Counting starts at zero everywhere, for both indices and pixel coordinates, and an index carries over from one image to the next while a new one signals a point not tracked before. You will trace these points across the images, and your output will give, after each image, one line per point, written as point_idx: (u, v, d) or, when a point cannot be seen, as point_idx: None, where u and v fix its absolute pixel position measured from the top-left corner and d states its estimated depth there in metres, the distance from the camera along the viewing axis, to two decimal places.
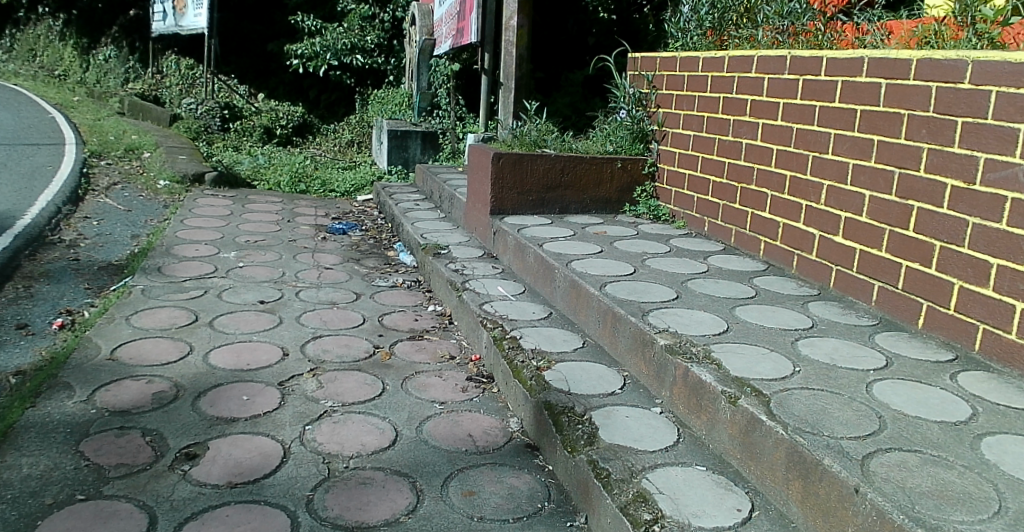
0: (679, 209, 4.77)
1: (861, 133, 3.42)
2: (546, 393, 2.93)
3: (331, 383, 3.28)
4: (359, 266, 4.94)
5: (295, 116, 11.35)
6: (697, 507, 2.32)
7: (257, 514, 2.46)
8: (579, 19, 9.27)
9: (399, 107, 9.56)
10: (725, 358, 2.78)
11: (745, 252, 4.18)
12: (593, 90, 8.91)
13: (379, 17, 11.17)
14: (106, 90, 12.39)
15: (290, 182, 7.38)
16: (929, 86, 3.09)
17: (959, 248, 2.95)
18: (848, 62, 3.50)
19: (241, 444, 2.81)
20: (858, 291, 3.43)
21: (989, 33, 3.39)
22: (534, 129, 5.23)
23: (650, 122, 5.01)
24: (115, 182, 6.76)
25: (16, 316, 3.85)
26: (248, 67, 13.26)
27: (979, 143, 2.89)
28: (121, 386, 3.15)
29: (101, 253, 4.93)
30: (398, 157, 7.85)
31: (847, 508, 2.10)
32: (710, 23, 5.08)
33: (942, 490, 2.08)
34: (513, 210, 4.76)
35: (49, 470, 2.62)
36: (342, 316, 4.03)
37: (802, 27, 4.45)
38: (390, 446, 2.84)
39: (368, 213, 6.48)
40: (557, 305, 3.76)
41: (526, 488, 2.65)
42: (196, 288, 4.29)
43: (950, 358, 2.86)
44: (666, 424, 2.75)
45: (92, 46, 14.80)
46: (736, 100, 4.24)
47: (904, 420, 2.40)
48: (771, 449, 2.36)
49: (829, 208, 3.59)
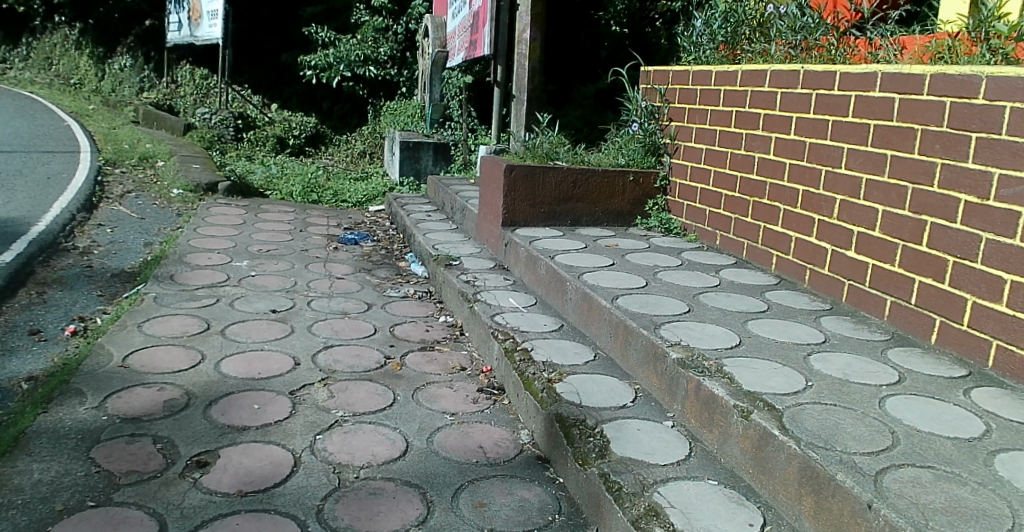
0: (691, 222, 4.77)
1: (874, 149, 3.41)
2: (558, 405, 2.93)
3: (342, 393, 3.29)
4: (370, 276, 4.95)
5: (307, 127, 11.41)
6: (709, 522, 2.31)
7: (268, 522, 2.46)
8: (591, 33, 9.28)
9: (411, 119, 9.64)
10: (738, 372, 2.77)
11: (757, 266, 4.17)
12: (605, 103, 8.86)
13: (392, 29, 11.17)
14: (120, 100, 12.48)
15: (303, 192, 7.39)
16: (943, 101, 3.08)
17: (973, 263, 2.94)
18: (861, 77, 3.50)
19: (252, 453, 2.81)
20: (870, 307, 3.41)
21: (1004, 49, 3.44)
22: (547, 142, 5.25)
23: (662, 136, 5.00)
24: (129, 191, 6.79)
25: (29, 322, 3.88)
26: (262, 78, 13.42)
27: (993, 158, 2.89)
28: (133, 393, 3.16)
29: (114, 261, 4.95)
30: (410, 168, 7.87)
31: (860, 524, 2.09)
32: (722, 37, 5.10)
33: (955, 506, 2.07)
34: (526, 223, 4.77)
35: (60, 476, 2.63)
36: (353, 325, 4.04)
37: (815, 42, 4.47)
38: (400, 456, 2.84)
39: (379, 224, 6.49)
40: (569, 317, 3.75)
41: (537, 501, 2.64)
42: (208, 297, 4.30)
43: (963, 374, 2.85)
44: (678, 438, 2.74)
45: (108, 55, 14.98)
46: (749, 114, 4.24)
47: (917, 435, 2.39)
48: (783, 464, 2.34)
49: (842, 223, 3.58)
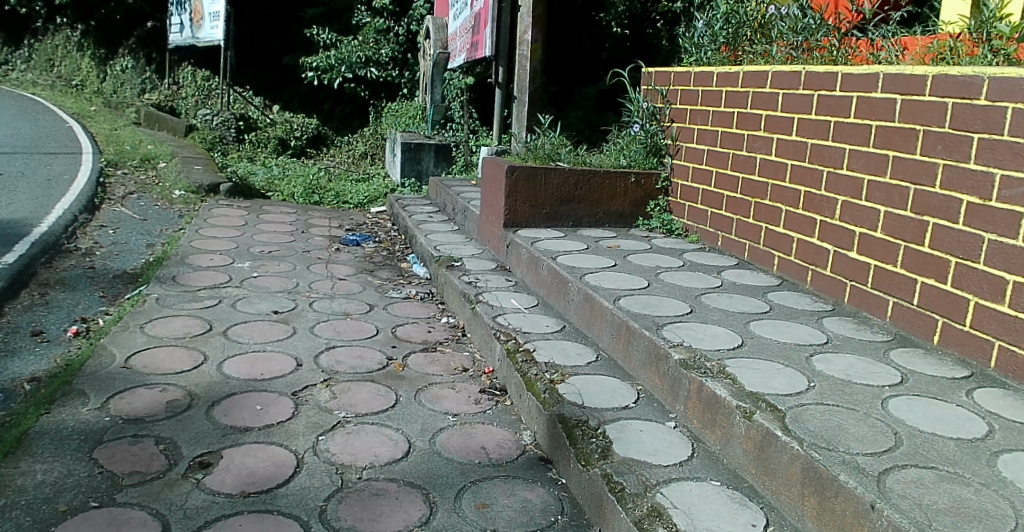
0: (693, 223, 4.77)
1: (876, 149, 3.41)
2: (560, 406, 2.93)
3: (344, 394, 3.29)
4: (372, 277, 4.95)
5: (309, 128, 11.44)
6: (712, 523, 2.31)
7: (271, 523, 2.46)
8: (592, 34, 9.26)
9: (413, 120, 9.65)
10: (740, 373, 2.77)
11: (759, 267, 4.17)
12: (606, 104, 8.92)
13: (394, 30, 11.23)
14: (122, 101, 12.50)
15: (305, 194, 7.36)
16: (945, 102, 3.08)
17: (975, 264, 2.94)
18: (863, 77, 3.50)
19: (254, 453, 2.81)
20: (873, 307, 3.41)
21: (1006, 50, 3.43)
22: (548, 143, 5.25)
23: (664, 136, 5.01)
24: (131, 192, 6.81)
25: (32, 323, 3.89)
26: (263, 79, 13.43)
27: (995, 159, 2.89)
28: (135, 394, 3.17)
29: (117, 262, 4.96)
30: (412, 169, 7.88)
31: (864, 524, 2.09)
32: (724, 38, 5.08)
33: (958, 507, 2.07)
34: (528, 224, 4.77)
35: (63, 476, 2.63)
36: (355, 326, 4.04)
37: (816, 43, 4.47)
38: (403, 457, 2.84)
39: (381, 225, 6.51)
40: (571, 318, 3.76)
41: (540, 502, 2.64)
42: (210, 297, 4.31)
43: (965, 375, 2.85)
44: (681, 439, 2.74)
45: (109, 57, 14.99)
46: (751, 115, 4.24)
47: (920, 436, 2.39)
48: (787, 464, 2.34)
49: (844, 223, 3.58)
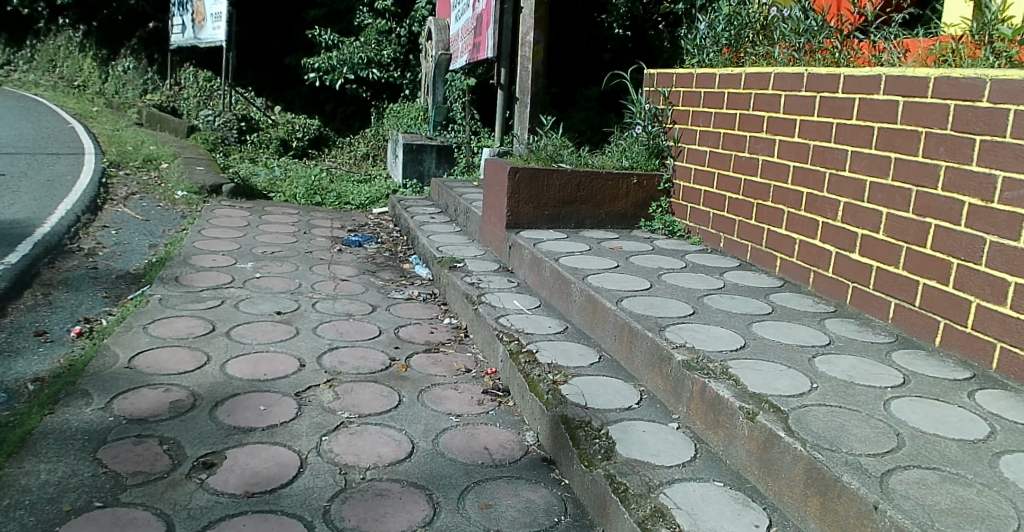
0: (696, 225, 4.78)
1: (878, 151, 3.42)
2: (563, 407, 2.93)
3: (347, 394, 3.30)
4: (374, 278, 4.97)
5: (311, 129, 11.44)
6: (715, 523, 2.32)
7: (275, 523, 2.47)
8: (594, 35, 9.29)
9: (415, 121, 9.66)
10: (743, 374, 2.78)
11: (762, 268, 4.18)
12: (608, 105, 8.97)
13: (395, 32, 11.29)
14: (124, 102, 12.52)
15: (307, 194, 7.39)
16: (947, 104, 3.09)
17: (977, 266, 2.94)
18: (865, 79, 3.51)
19: (258, 453, 2.82)
20: (875, 309, 3.41)
21: (1008, 52, 3.42)
22: (550, 144, 5.25)
23: (666, 138, 5.02)
24: (133, 193, 6.82)
25: (36, 323, 3.90)
26: (265, 80, 13.46)
27: (997, 161, 2.90)
28: (139, 394, 3.17)
29: (119, 262, 4.97)
30: (414, 170, 7.88)
31: (867, 525, 2.09)
32: (727, 40, 5.09)
33: (961, 507, 2.07)
34: (530, 225, 4.78)
35: (67, 476, 2.64)
36: (358, 327, 4.05)
37: (818, 45, 4.48)
38: (406, 458, 2.85)
39: (383, 225, 6.52)
40: (574, 319, 3.76)
41: (543, 502, 2.65)
42: (213, 298, 4.32)
43: (967, 376, 2.85)
44: (684, 440, 2.75)
45: (112, 58, 15.02)
46: (753, 117, 4.25)
47: (922, 437, 2.40)
48: (789, 465, 2.35)
49: (846, 224, 3.59)
